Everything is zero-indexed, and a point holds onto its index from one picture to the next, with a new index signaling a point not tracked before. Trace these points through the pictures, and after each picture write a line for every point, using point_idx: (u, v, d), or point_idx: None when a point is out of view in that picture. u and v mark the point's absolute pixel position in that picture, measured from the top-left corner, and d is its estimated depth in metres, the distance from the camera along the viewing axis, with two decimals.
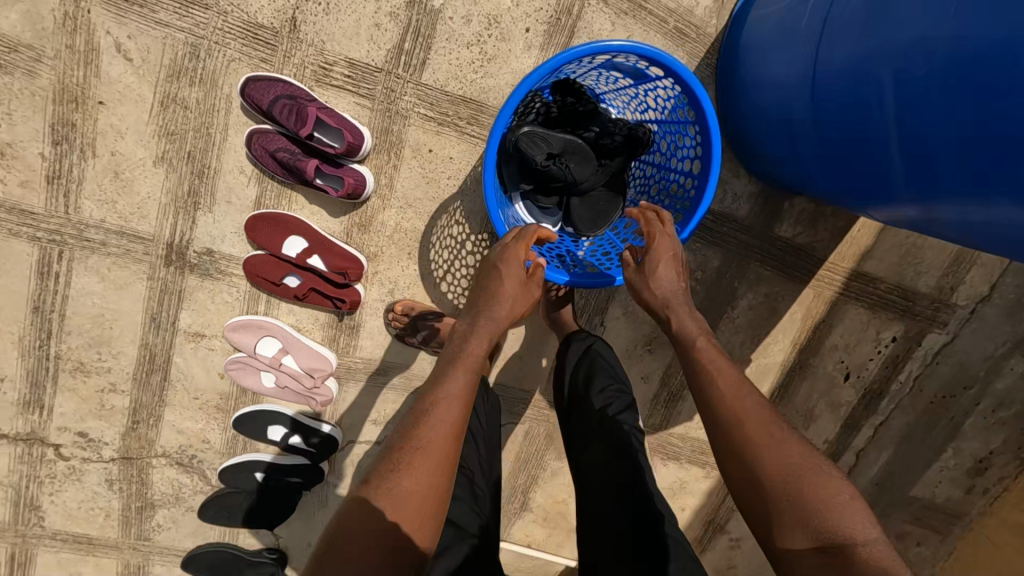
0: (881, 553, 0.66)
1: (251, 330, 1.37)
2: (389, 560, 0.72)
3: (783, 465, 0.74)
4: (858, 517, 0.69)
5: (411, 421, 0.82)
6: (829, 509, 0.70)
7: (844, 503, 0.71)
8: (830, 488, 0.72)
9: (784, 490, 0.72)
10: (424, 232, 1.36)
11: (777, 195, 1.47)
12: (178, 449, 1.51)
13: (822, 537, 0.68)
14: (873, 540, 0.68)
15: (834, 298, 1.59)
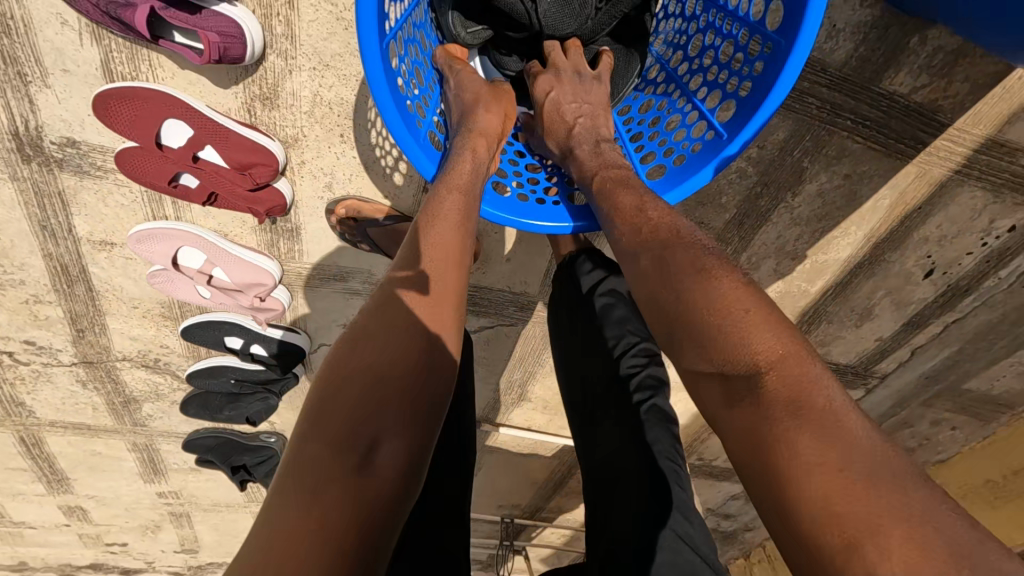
0: (802, 369, 0.48)
1: (160, 240, 1.09)
2: (364, 475, 0.54)
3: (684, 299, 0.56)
4: (765, 327, 0.51)
5: (378, 312, 0.64)
6: (733, 328, 0.51)
7: (750, 316, 0.52)
8: (738, 303, 0.53)
9: (697, 324, 0.54)
10: (357, 105, 0.96)
11: (903, 23, 0.93)
12: (137, 354, 1.39)
13: (725, 365, 0.50)
14: (789, 352, 0.49)
15: (944, 178, 1.14)
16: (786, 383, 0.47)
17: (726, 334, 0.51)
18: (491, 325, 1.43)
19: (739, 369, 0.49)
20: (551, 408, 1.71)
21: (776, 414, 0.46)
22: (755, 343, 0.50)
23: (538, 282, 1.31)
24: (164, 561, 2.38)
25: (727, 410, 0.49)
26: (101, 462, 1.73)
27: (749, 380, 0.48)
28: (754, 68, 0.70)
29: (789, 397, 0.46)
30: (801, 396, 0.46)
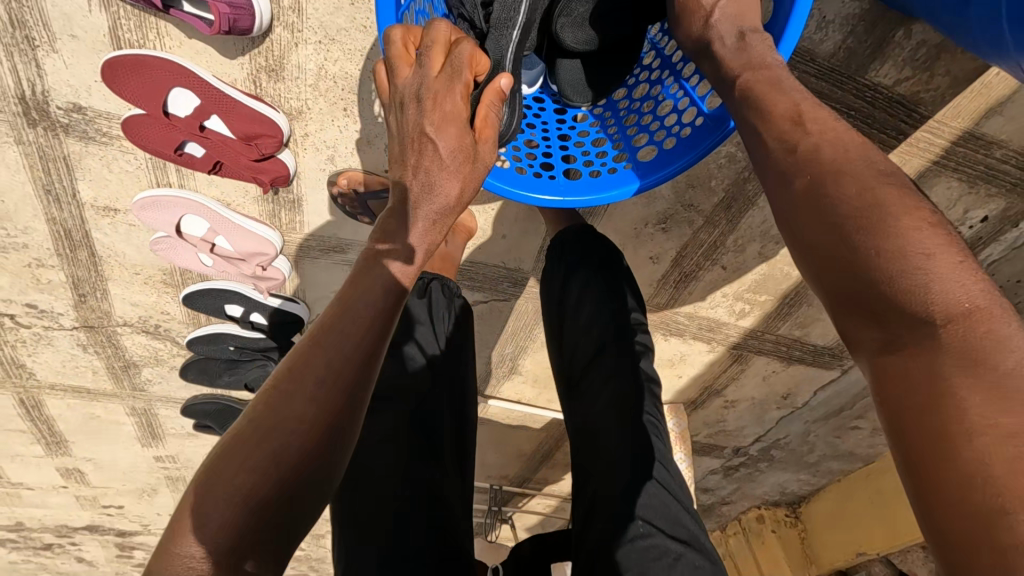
0: (982, 329, 0.44)
1: (164, 209, 1.12)
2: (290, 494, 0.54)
3: (862, 238, 0.49)
4: (958, 274, 0.46)
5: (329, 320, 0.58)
6: (926, 273, 0.46)
7: (942, 260, 0.47)
8: (933, 252, 0.47)
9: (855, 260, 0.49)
10: (360, 79, 0.98)
11: (891, 16, 0.97)
12: (137, 319, 1.42)
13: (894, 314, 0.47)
14: (988, 303, 0.45)
15: (923, 168, 1.19)
16: (950, 317, 0.44)
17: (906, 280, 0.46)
18: (485, 299, 1.47)
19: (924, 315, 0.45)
20: (541, 381, 1.77)
21: (945, 373, 0.44)
22: (931, 296, 0.45)
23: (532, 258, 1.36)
24: (159, 524, 2.44)
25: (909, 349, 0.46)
26: (100, 425, 1.77)
27: (930, 330, 0.45)
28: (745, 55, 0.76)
29: (945, 347, 0.45)
30: (985, 356, 0.43)
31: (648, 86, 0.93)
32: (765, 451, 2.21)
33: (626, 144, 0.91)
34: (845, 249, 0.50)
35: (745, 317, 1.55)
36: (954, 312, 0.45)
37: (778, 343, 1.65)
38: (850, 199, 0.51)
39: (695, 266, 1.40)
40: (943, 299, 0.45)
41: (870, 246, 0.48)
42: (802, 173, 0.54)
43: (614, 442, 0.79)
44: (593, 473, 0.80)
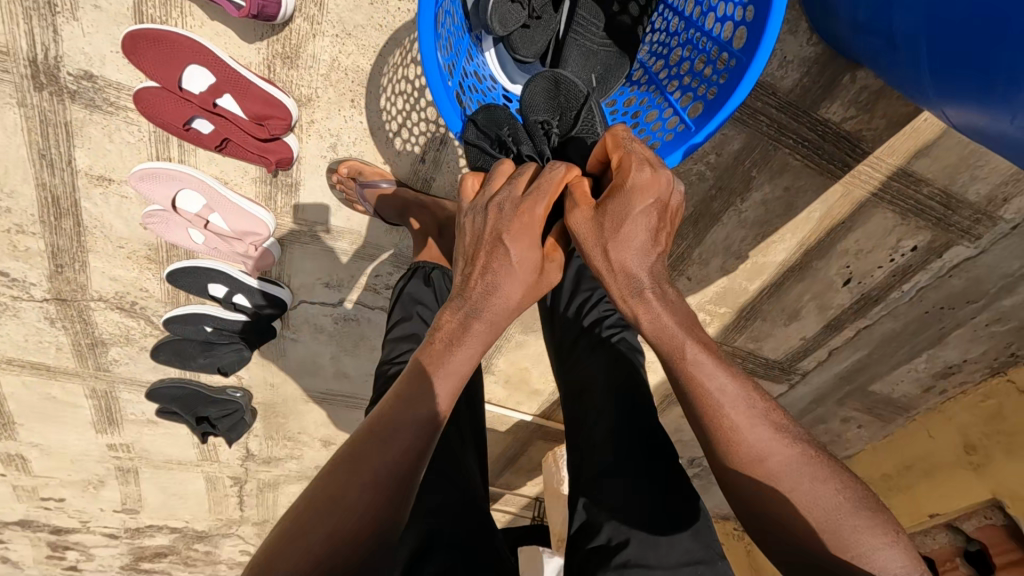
0: (822, 518, 0.57)
1: (161, 181, 1.14)
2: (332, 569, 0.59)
3: (744, 447, 0.60)
4: (879, 529, 0.56)
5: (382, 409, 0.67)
6: (807, 493, 0.58)
7: (817, 475, 0.58)
8: (778, 449, 0.60)
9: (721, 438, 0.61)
10: (371, 74, 1.06)
11: (840, 61, 1.13)
12: (113, 295, 1.41)
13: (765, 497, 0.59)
14: (841, 493, 0.58)
15: (863, 199, 1.35)
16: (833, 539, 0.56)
17: (837, 541, 0.56)
18: None
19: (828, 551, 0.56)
20: (512, 382, 1.84)
21: (794, 522, 0.58)
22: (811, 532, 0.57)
23: None
24: (101, 521, 2.33)
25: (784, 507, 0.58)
26: (55, 407, 1.71)
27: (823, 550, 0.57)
28: (718, 80, 0.81)
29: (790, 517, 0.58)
30: (826, 529, 0.57)
31: (636, 97, 0.96)
32: (717, 463, 2.33)
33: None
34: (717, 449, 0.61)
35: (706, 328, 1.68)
36: (828, 523, 0.57)
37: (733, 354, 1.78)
38: (750, 420, 0.61)
39: None
40: (785, 476, 0.58)
41: (751, 452, 0.59)
42: (689, 347, 0.65)
43: (599, 401, 0.80)
44: (576, 447, 0.80)
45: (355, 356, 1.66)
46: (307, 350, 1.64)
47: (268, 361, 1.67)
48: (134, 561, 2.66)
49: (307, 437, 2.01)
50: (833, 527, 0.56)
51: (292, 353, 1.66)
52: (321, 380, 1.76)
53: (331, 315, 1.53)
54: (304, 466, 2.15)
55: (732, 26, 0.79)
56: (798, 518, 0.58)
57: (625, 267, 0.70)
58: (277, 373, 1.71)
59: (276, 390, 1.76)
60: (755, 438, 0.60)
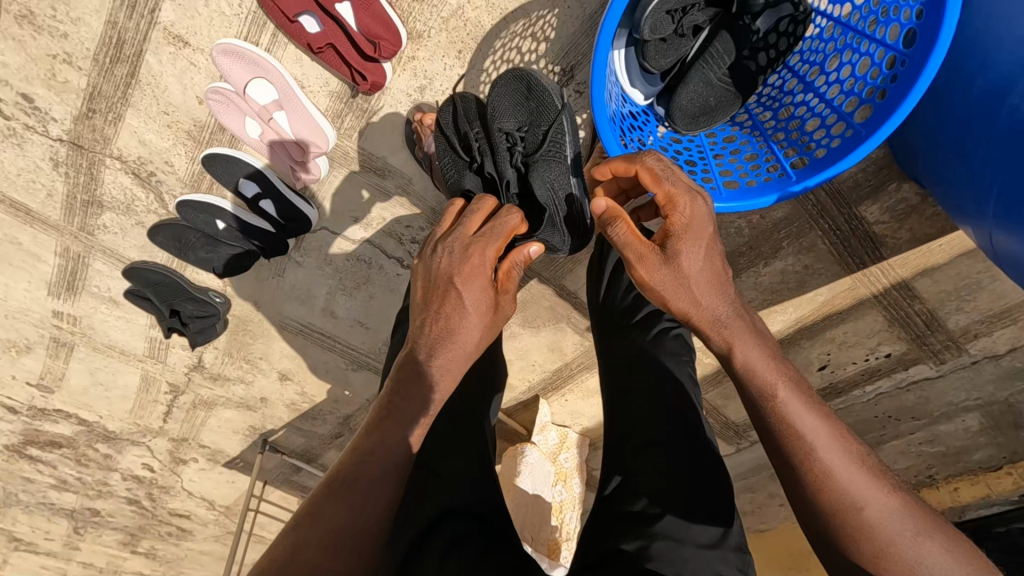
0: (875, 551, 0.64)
1: (245, 62, 1.11)
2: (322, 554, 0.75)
3: (819, 484, 0.67)
4: (932, 554, 0.64)
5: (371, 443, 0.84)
6: (875, 529, 0.64)
7: (895, 508, 0.65)
8: (846, 487, 0.66)
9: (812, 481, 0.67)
10: (488, 34, 1.08)
11: (891, 169, 1.25)
12: (133, 159, 1.34)
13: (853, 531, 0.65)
14: (905, 531, 0.64)
15: (865, 297, 1.48)
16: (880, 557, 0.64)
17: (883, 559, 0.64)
18: None
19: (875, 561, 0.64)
20: None
21: (856, 538, 0.65)
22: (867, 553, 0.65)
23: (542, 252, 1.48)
24: (7, 389, 2.15)
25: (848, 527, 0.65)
26: (15, 255, 1.59)
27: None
28: (833, 141, 0.88)
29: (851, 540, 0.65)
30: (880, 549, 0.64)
31: (737, 129, 1.01)
32: None
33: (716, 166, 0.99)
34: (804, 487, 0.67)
35: None
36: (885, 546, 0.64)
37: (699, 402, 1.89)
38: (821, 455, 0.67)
39: None
40: (858, 509, 0.65)
41: (825, 481, 0.66)
42: (780, 388, 0.71)
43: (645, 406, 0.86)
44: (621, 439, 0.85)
45: (351, 297, 1.64)
46: (307, 278, 1.61)
47: (262, 277, 1.62)
48: (23, 442, 2.46)
49: (266, 366, 1.95)
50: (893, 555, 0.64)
51: (289, 276, 1.62)
52: (307, 312, 1.72)
53: (347, 250, 1.51)
54: (249, 394, 2.07)
55: (857, 100, 0.86)
56: (854, 536, 0.65)
57: (709, 301, 0.77)
58: (265, 291, 1.66)
59: (257, 308, 1.71)
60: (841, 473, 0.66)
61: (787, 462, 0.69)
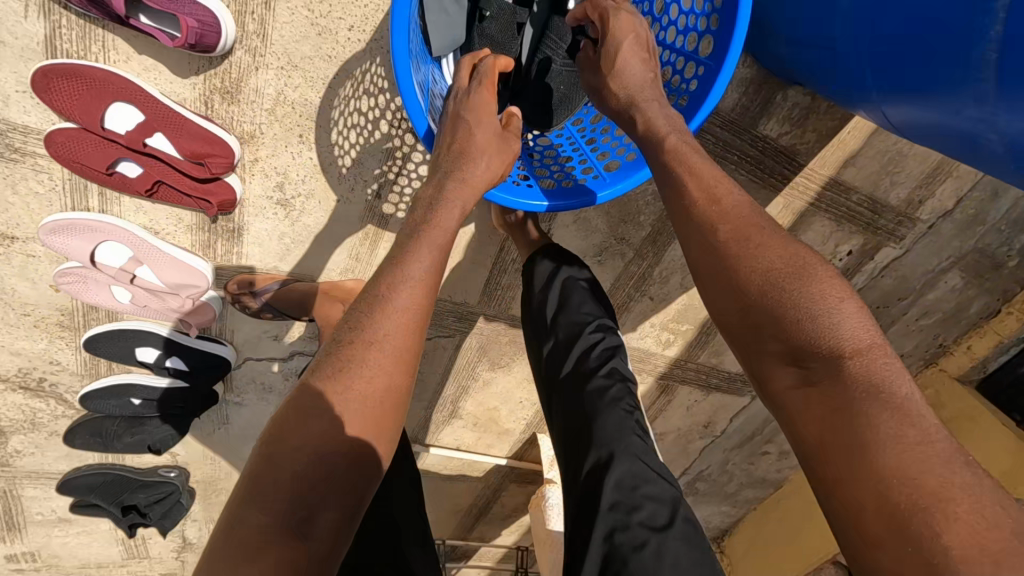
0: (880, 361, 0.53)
1: (82, 233, 1.00)
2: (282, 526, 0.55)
3: (795, 314, 0.55)
4: (849, 314, 0.55)
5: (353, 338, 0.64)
6: (815, 303, 0.55)
7: (826, 294, 0.56)
8: (728, 217, 0.62)
9: (846, 383, 0.52)
10: (319, 107, 1.00)
11: (770, 82, 1.21)
12: (14, 376, 1.21)
13: (766, 272, 0.58)
14: (901, 430, 0.48)
15: (803, 209, 1.42)
16: (790, 280, 0.57)
17: (817, 318, 0.54)
18: (428, 338, 1.47)
19: (847, 357, 0.53)
20: (482, 424, 1.74)
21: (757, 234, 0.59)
22: (885, 377, 0.52)
23: (479, 288, 1.39)
24: None
25: (794, 394, 0.55)
26: None
27: (821, 362, 0.54)
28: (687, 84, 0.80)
29: (856, 411, 0.50)
30: (800, 354, 0.54)
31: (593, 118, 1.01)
32: (690, 484, 2.28)
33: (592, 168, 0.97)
34: (764, 302, 0.57)
35: (670, 346, 1.69)
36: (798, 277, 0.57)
37: (697, 369, 1.79)
38: (770, 245, 0.59)
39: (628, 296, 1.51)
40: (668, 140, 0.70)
41: (786, 311, 0.56)
42: (813, 269, 0.58)
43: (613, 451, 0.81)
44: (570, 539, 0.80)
45: None
46: (252, 417, 1.45)
47: (207, 434, 1.46)
48: None
49: None
50: (796, 264, 0.58)
51: (236, 419, 1.45)
52: None
53: (280, 372, 1.37)
54: None
55: (697, 36, 0.81)
56: (754, 315, 0.57)
57: (744, 282, 0.58)
58: (217, 448, 1.50)
59: (216, 468, 1.54)
60: (766, 257, 0.58)
61: (768, 314, 0.57)
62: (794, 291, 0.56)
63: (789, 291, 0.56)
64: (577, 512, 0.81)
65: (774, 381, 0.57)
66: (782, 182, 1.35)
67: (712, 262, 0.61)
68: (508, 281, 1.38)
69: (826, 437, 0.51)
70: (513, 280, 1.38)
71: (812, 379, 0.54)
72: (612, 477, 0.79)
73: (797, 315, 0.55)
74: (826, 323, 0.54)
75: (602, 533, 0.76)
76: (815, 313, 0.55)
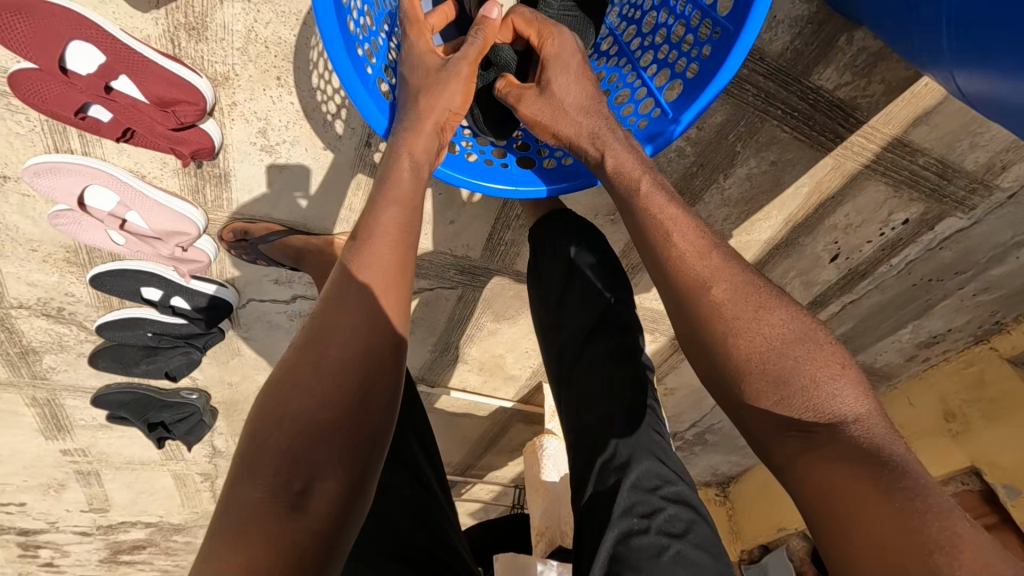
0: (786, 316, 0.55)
1: (65, 177, 0.99)
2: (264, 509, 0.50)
3: (798, 376, 0.55)
4: (846, 383, 0.55)
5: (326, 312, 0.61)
6: (808, 354, 0.55)
7: (825, 359, 0.55)
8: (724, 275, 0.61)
9: (864, 455, 0.50)
10: (296, 45, 0.90)
11: (835, 19, 0.99)
12: (35, 305, 1.26)
13: (779, 342, 0.56)
14: (877, 479, 0.47)
15: (855, 172, 1.23)
16: (785, 325, 0.57)
17: (813, 380, 0.54)
18: (431, 287, 1.44)
19: (850, 427, 0.52)
20: (488, 370, 1.74)
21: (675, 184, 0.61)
22: (885, 440, 0.51)
23: (482, 240, 1.31)
24: (70, 520, 2.25)
25: (799, 462, 0.53)
26: None
27: (828, 432, 0.52)
28: (703, 51, 0.78)
29: (888, 482, 0.48)
30: (829, 415, 0.52)
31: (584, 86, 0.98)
32: (699, 435, 2.27)
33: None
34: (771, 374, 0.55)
35: None
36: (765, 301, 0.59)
37: None
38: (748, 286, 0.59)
39: None
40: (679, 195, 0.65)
41: (807, 383, 0.54)
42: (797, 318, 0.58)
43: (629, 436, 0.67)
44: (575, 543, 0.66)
45: None
46: (263, 350, 1.50)
47: (222, 363, 1.53)
48: (113, 554, 2.59)
49: None
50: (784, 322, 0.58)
51: (247, 352, 1.51)
52: None
53: (285, 311, 1.39)
54: None
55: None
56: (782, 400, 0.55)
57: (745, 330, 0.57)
58: (233, 375, 1.58)
59: (235, 391, 1.64)
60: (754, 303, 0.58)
61: (770, 376, 0.55)
62: (806, 365, 0.56)
63: (799, 358, 0.56)
64: (589, 501, 0.66)
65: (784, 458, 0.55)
66: (834, 139, 1.16)
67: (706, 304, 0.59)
68: (513, 236, 1.30)
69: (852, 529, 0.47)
70: (517, 235, 1.30)
71: (823, 454, 0.52)
72: (628, 472, 0.64)
73: (807, 380, 0.54)
74: (834, 395, 0.54)
75: (614, 536, 0.60)
76: (823, 382, 0.54)
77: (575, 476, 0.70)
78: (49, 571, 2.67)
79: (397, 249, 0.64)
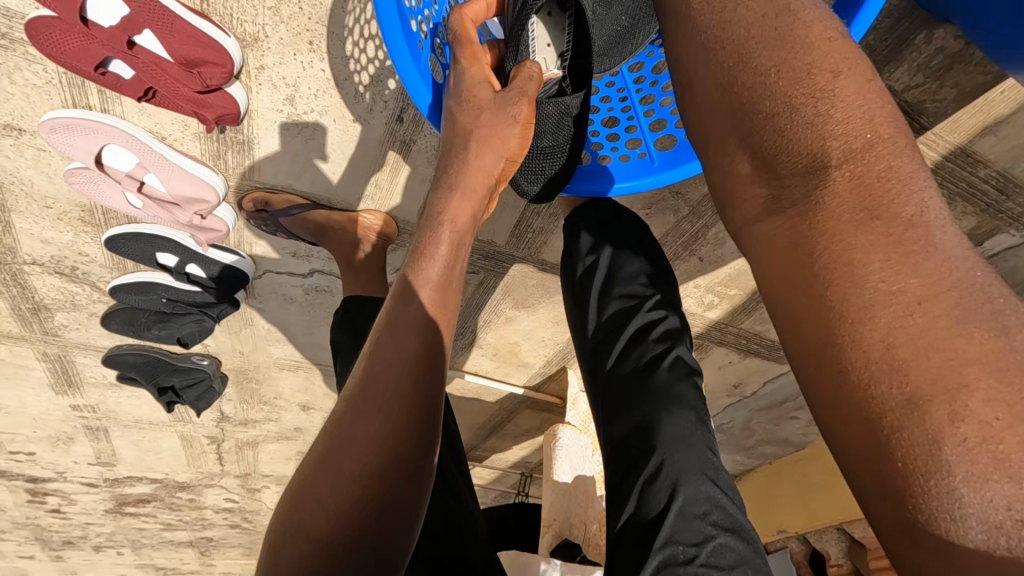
0: (885, 165, 0.32)
1: (83, 135, 0.94)
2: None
3: (813, 112, 0.34)
4: (853, 100, 0.34)
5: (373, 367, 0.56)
6: (819, 89, 0.34)
7: (844, 90, 0.34)
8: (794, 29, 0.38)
9: (874, 230, 0.31)
10: (331, 9, 0.83)
11: (913, 14, 0.91)
12: (48, 262, 1.23)
13: (800, 85, 0.34)
14: (893, 277, 0.29)
15: None
16: (814, 60, 0.35)
17: (800, 106, 0.34)
18: None
19: (877, 206, 0.31)
20: (501, 356, 1.71)
21: (744, 52, 0.37)
22: (917, 198, 0.32)
23: (509, 226, 1.26)
24: (77, 471, 2.28)
25: (760, 226, 0.36)
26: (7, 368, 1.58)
27: (829, 190, 0.33)
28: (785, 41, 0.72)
29: (911, 265, 0.29)
30: (871, 200, 0.31)
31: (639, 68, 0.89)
32: None
33: (639, 128, 0.87)
34: (775, 127, 0.35)
35: (713, 309, 1.54)
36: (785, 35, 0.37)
37: (739, 334, 1.64)
38: (762, 22, 0.38)
39: (675, 250, 1.35)
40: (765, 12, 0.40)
41: (814, 128, 0.34)
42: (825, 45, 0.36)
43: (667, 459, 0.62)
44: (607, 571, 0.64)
45: (328, 332, 1.48)
46: (276, 322, 1.47)
47: (234, 332, 1.50)
48: (117, 505, 2.63)
49: (283, 406, 1.88)
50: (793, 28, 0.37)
51: (260, 322, 1.48)
52: (293, 351, 1.59)
53: (301, 284, 1.35)
54: (282, 431, 2.04)
55: None
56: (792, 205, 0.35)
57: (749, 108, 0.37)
58: (244, 344, 1.55)
59: (246, 360, 1.61)
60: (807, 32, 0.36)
61: (780, 153, 0.35)
62: (817, 68, 0.34)
63: (809, 93, 0.34)
64: (623, 526, 0.64)
65: (728, 202, 0.38)
66: None
67: (717, 90, 0.39)
68: (541, 224, 1.25)
69: (843, 384, 0.30)
70: (546, 223, 1.24)
71: (793, 211, 0.34)
72: (660, 501, 0.60)
73: (798, 117, 0.34)
74: (832, 117, 0.33)
75: (656, 560, 0.58)
76: (820, 110, 0.34)
77: (610, 493, 0.68)
78: (56, 517, 2.72)
79: (443, 276, 0.57)
